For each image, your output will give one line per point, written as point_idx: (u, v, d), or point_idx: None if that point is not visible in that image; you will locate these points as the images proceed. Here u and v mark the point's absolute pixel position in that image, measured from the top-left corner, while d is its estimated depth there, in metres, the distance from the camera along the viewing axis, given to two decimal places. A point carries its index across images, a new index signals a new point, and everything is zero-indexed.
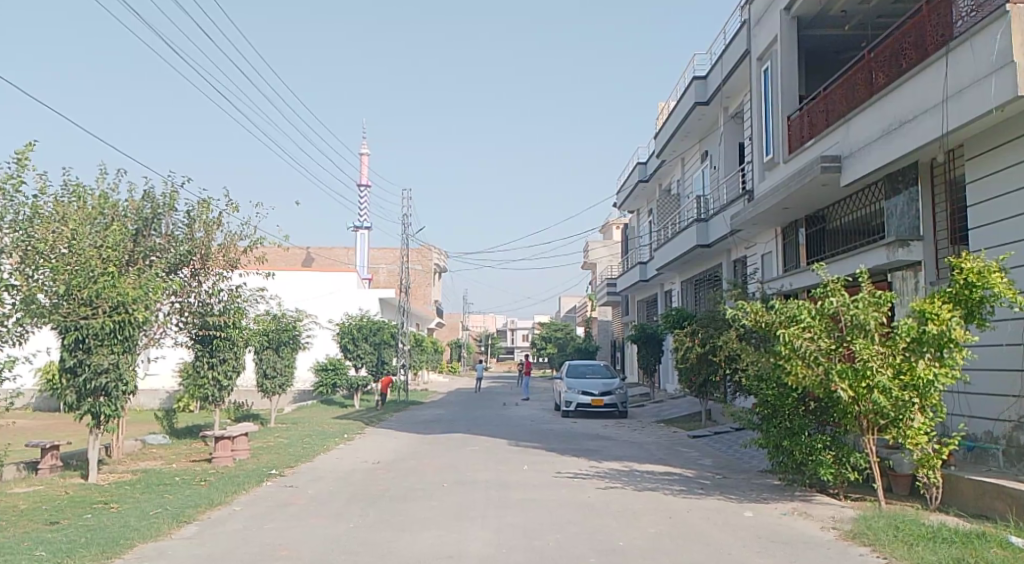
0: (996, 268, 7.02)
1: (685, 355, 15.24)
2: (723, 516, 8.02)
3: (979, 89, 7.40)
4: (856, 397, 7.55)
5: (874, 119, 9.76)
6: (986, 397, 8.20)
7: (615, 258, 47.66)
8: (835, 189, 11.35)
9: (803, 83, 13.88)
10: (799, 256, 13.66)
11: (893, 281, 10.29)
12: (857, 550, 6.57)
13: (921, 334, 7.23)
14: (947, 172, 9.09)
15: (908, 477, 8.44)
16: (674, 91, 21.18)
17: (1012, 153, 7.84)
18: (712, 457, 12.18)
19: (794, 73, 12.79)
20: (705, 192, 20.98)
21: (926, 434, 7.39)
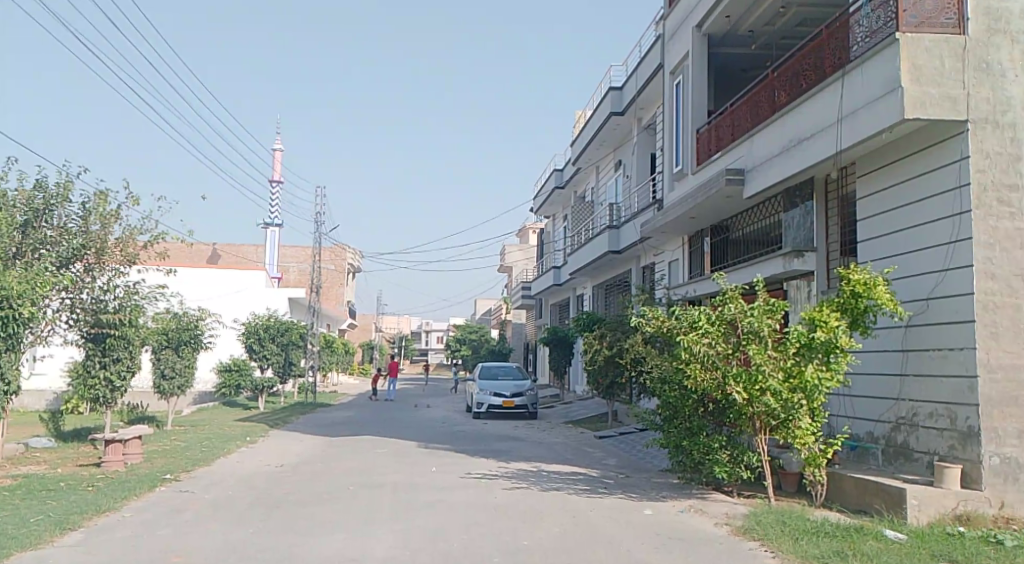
0: (880, 280, 7.49)
1: (593, 357, 15.46)
2: (625, 514, 8.17)
3: (871, 110, 7.77)
4: (750, 400, 7.83)
5: (774, 134, 10.19)
6: (867, 400, 8.57)
7: (529, 263, 48.02)
8: (738, 200, 11.75)
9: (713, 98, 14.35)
10: (704, 263, 14.08)
11: (788, 289, 10.70)
12: (748, 544, 6.83)
13: (809, 339, 7.58)
14: (839, 189, 9.52)
15: (796, 475, 8.82)
16: (592, 99, 21.56)
17: (889, 177, 8.23)
18: (616, 457, 12.45)
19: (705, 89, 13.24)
20: (618, 200, 21.40)
21: (813, 435, 7.71)
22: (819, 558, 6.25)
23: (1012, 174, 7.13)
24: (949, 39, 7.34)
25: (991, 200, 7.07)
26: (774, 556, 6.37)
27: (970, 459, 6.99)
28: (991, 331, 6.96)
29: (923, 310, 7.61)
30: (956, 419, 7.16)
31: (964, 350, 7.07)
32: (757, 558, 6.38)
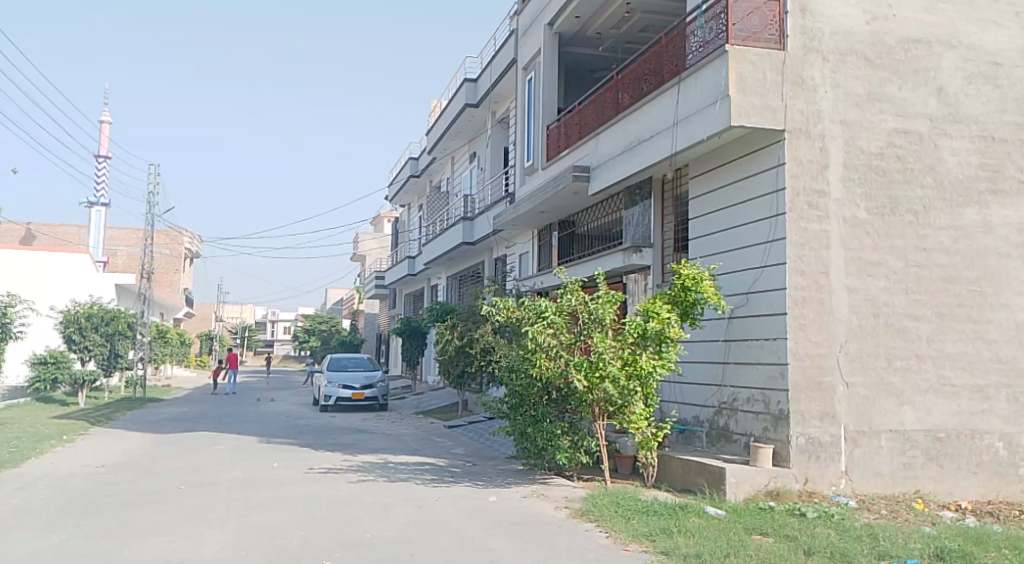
0: (706, 275, 8.10)
1: (444, 348, 15.62)
2: (468, 502, 8.40)
3: (701, 116, 8.27)
4: (590, 387, 8.22)
5: (617, 135, 10.70)
6: (693, 387, 9.21)
7: (383, 252, 47.57)
8: (585, 197, 12.20)
9: (563, 96, 14.80)
10: (552, 257, 14.54)
11: (628, 283, 11.26)
12: (584, 525, 7.21)
13: (644, 329, 8.03)
14: (676, 188, 10.12)
15: (631, 458, 9.38)
16: (448, 90, 21.64)
17: (717, 177, 8.80)
18: (464, 446, 12.68)
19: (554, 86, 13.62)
20: (473, 192, 21.62)
21: (646, 420, 8.20)
22: (647, 535, 6.70)
23: (821, 181, 7.84)
24: (770, 54, 7.88)
25: (802, 204, 7.75)
26: (607, 536, 6.77)
27: (781, 439, 7.68)
28: (800, 323, 7.67)
29: (744, 303, 8.25)
30: (770, 403, 7.84)
31: (777, 340, 7.75)
32: (591, 538, 6.75)
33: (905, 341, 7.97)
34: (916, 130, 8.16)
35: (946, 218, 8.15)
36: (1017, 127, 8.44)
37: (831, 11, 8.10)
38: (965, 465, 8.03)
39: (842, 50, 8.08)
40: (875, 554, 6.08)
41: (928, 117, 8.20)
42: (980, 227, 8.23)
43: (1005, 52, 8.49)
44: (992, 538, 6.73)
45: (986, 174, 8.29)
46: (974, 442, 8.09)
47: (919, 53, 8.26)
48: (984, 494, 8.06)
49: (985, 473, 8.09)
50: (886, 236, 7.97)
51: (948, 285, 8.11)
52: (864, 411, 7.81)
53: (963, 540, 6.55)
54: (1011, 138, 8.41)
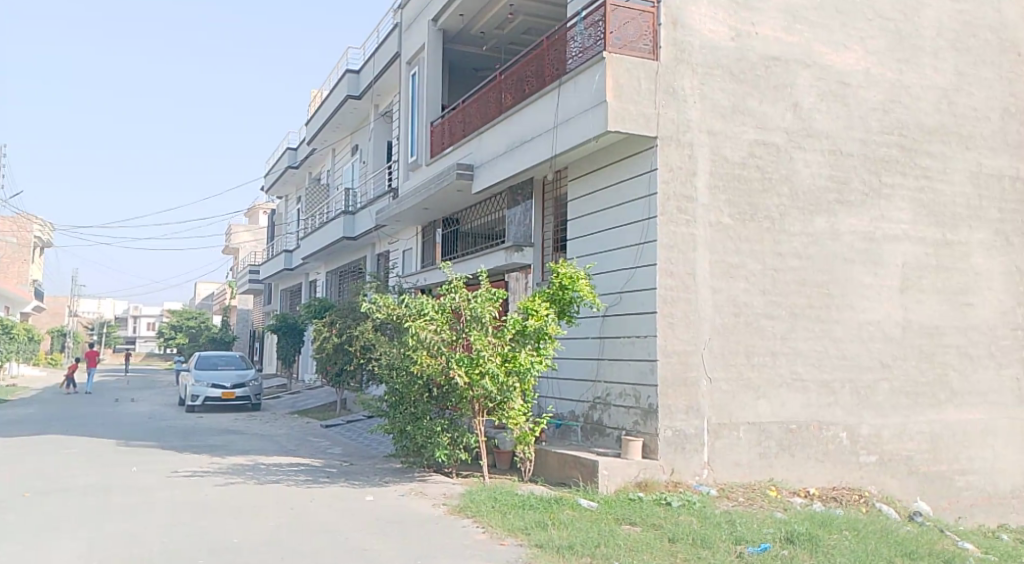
0: (583, 275, 8.41)
1: (322, 345, 15.37)
2: (344, 502, 8.35)
3: (579, 119, 8.52)
4: (470, 383, 8.32)
5: (497, 136, 10.81)
6: (568, 382, 9.50)
7: (259, 245, 46.11)
8: (469, 195, 12.24)
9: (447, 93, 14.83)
10: (435, 254, 14.56)
11: (509, 281, 11.43)
12: (461, 521, 7.33)
13: (523, 326, 8.25)
14: (556, 189, 10.37)
15: (509, 453, 9.59)
16: (329, 80, 21.24)
17: (595, 180, 9.11)
18: (340, 446, 12.56)
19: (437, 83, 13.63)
20: (354, 185, 21.33)
21: (524, 415, 8.44)
22: (522, 529, 6.89)
23: (689, 187, 8.27)
24: (644, 63, 8.23)
25: (672, 208, 8.16)
26: (484, 531, 6.91)
27: (650, 432, 8.06)
28: (669, 321, 8.07)
29: (618, 301, 8.60)
30: (640, 397, 8.20)
31: (648, 337, 8.13)
32: (467, 534, 6.88)
33: (762, 339, 8.53)
34: (774, 142, 8.73)
35: (799, 225, 8.76)
36: (863, 142, 9.18)
37: (700, 25, 8.54)
38: (813, 455, 8.68)
39: (709, 63, 8.53)
40: (733, 540, 6.51)
41: (784, 130, 8.80)
42: (828, 234, 8.90)
43: (853, 73, 9.20)
44: (835, 521, 7.33)
45: (835, 185, 8.98)
46: (821, 433, 8.75)
47: (778, 70, 8.84)
48: (830, 481, 8.74)
49: (830, 461, 8.77)
50: (745, 241, 8.50)
51: (801, 287, 8.73)
52: (725, 405, 8.30)
53: (810, 524, 7.11)
54: (857, 153, 9.13)
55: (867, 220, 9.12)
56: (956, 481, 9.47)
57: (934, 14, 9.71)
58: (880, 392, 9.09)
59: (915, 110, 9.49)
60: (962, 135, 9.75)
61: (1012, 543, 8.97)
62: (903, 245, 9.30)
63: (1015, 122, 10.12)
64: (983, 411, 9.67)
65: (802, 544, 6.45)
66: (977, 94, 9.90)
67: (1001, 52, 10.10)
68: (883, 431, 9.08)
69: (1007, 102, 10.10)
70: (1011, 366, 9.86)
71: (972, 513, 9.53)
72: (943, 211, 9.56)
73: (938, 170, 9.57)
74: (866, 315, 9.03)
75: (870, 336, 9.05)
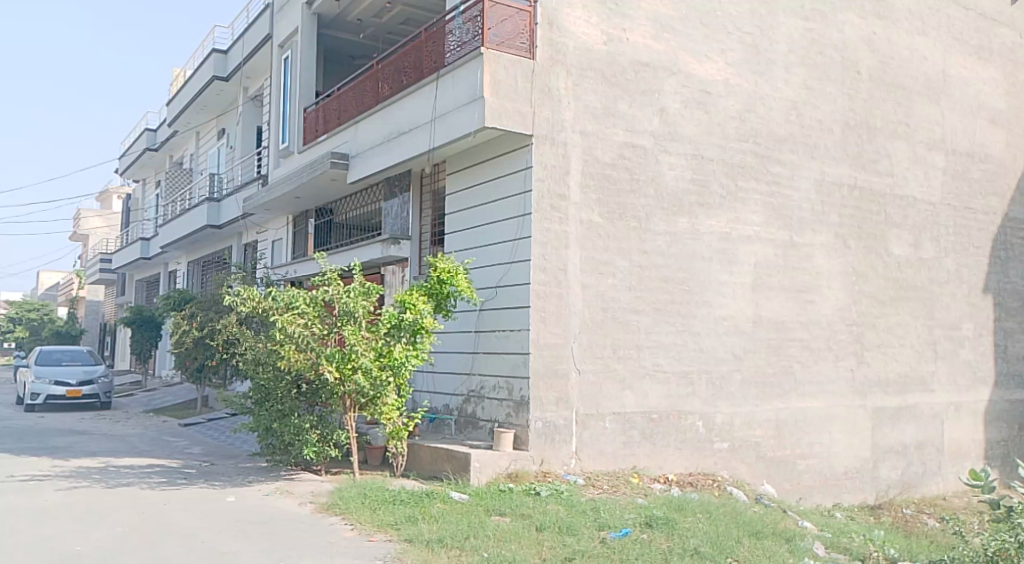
0: (461, 270, 8.50)
1: (181, 339, 14.62)
2: (203, 504, 8.04)
3: (458, 113, 8.58)
4: (342, 378, 8.21)
5: (371, 127, 10.67)
6: (442, 375, 9.55)
7: (109, 233, 43.28)
8: (343, 184, 11.97)
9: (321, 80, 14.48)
10: (307, 245, 14.18)
11: (386, 275, 11.29)
12: (329, 520, 7.23)
13: (399, 320, 8.22)
14: (433, 182, 10.38)
15: (381, 449, 9.53)
16: (194, 59, 20.25)
17: (473, 175, 9.21)
18: (200, 445, 12.03)
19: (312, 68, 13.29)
20: (219, 171, 20.42)
21: (397, 410, 8.42)
22: (392, 525, 6.87)
23: (562, 185, 8.52)
24: (521, 61, 8.40)
25: (546, 206, 8.38)
26: (352, 529, 6.85)
27: (521, 424, 8.25)
28: (542, 315, 8.29)
29: (494, 296, 8.73)
30: (513, 390, 8.38)
31: (522, 331, 8.31)
32: (335, 532, 6.80)
33: (628, 333, 8.91)
34: (641, 145, 9.13)
35: (663, 224, 9.21)
36: (721, 148, 9.75)
37: (574, 28, 8.80)
38: (672, 442, 9.16)
39: (582, 65, 8.81)
40: (597, 527, 6.77)
41: (651, 133, 9.21)
42: (690, 234, 9.40)
43: (714, 82, 9.76)
44: (690, 504, 7.78)
45: (695, 188, 9.49)
46: (680, 421, 9.24)
47: (646, 76, 9.25)
48: (687, 467, 9.25)
49: (687, 448, 9.28)
50: (613, 239, 8.84)
51: (664, 284, 9.18)
52: (593, 396, 8.61)
53: (668, 508, 7.51)
54: (716, 158, 9.70)
55: (724, 221, 9.70)
56: (798, 464, 10.25)
57: (786, 31, 10.45)
58: (733, 382, 9.70)
59: (768, 120, 10.18)
60: (808, 145, 10.55)
61: (845, 520, 9.80)
62: (756, 245, 9.96)
63: (854, 135, 11.04)
64: (822, 400, 10.51)
65: (660, 528, 6.80)
66: (822, 108, 10.72)
67: (843, 70, 10.99)
68: (734, 419, 9.70)
69: (848, 116, 11.00)
70: (846, 358, 10.77)
71: (811, 494, 10.34)
72: (790, 215, 10.31)
73: (787, 176, 10.31)
74: (722, 310, 9.62)
75: (725, 331, 9.64)
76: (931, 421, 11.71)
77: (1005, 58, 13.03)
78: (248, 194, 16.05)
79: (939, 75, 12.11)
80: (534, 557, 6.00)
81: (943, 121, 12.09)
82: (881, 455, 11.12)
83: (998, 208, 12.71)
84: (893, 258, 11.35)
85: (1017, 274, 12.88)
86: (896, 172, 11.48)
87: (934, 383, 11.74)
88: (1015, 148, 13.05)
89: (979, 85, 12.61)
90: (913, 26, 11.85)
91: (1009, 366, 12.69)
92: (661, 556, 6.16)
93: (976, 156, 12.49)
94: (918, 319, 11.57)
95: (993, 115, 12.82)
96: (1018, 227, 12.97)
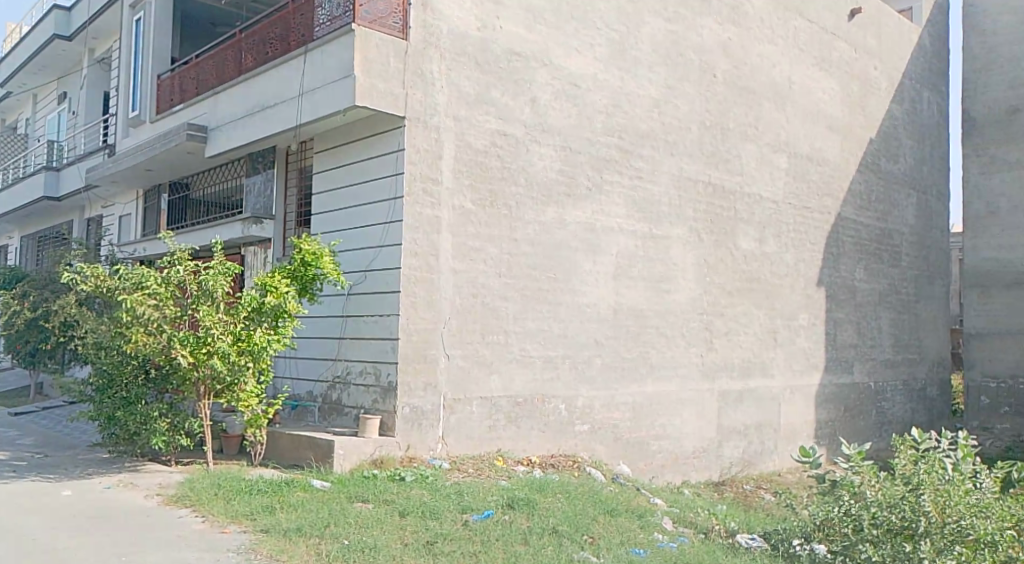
0: (327, 252, 8.28)
1: (10, 320, 13.37)
2: (35, 500, 7.41)
3: (327, 90, 8.31)
4: (195, 363, 7.77)
5: (230, 99, 10.12)
6: (305, 361, 9.28)
7: None
8: (199, 158, 11.32)
9: (177, 46, 13.62)
10: (159, 222, 13.33)
11: (246, 255, 10.72)
12: (178, 512, 6.83)
13: (260, 304, 7.85)
14: (299, 160, 10.01)
15: (239, 437, 9.15)
16: (31, 15, 18.52)
17: (343, 155, 8.96)
18: (32, 435, 11.08)
19: (167, 33, 12.47)
20: (58, 138, 18.82)
21: (256, 397, 8.10)
22: (248, 515, 6.58)
23: (434, 170, 8.45)
24: (394, 42, 8.24)
25: (417, 190, 8.29)
26: (204, 521, 6.49)
27: (388, 410, 8.15)
28: (411, 300, 8.21)
29: (362, 280, 8.57)
30: (380, 375, 8.27)
31: (391, 316, 8.20)
32: (185, 525, 6.43)
33: (496, 319, 9.00)
34: (513, 134, 9.20)
35: (533, 213, 9.35)
36: (588, 141, 9.99)
37: (449, 13, 8.73)
38: (536, 426, 9.36)
39: (456, 50, 8.76)
40: (459, 510, 6.78)
41: (523, 123, 9.31)
42: (557, 224, 9.60)
43: (583, 76, 9.98)
44: (551, 485, 7.96)
45: (564, 179, 9.69)
46: (544, 405, 9.46)
47: (518, 66, 9.32)
48: (549, 449, 9.48)
49: (550, 431, 9.51)
50: (484, 226, 8.88)
51: (532, 271, 9.33)
52: (461, 381, 8.64)
53: (529, 489, 7.65)
54: (584, 151, 9.94)
55: (589, 212, 9.97)
56: (652, 445, 10.75)
57: (651, 31, 10.83)
58: (594, 368, 10.02)
59: (632, 116, 10.53)
60: (668, 142, 11.01)
61: (693, 496, 10.38)
62: (618, 236, 10.31)
63: (709, 134, 11.62)
64: (675, 383, 11.06)
65: (521, 508, 6.91)
66: (681, 107, 11.21)
67: (701, 72, 11.53)
68: (595, 402, 10.03)
69: (705, 117, 11.56)
70: (697, 345, 11.38)
71: (662, 472, 10.88)
72: (650, 208, 10.74)
73: (648, 171, 10.73)
74: (586, 298, 9.90)
75: (588, 318, 9.94)
76: (770, 403, 12.59)
77: (841, 71, 14.10)
78: (93, 164, 14.88)
79: (786, 82, 12.95)
80: (396, 542, 5.88)
81: (787, 126, 12.95)
82: (726, 435, 11.85)
83: (832, 208, 13.77)
84: (741, 252, 12.07)
85: (846, 269, 14.03)
86: (746, 171, 12.19)
87: (773, 368, 12.62)
88: (848, 153, 14.17)
89: (818, 93, 13.59)
90: (764, 35, 12.59)
91: (836, 353, 13.83)
92: (523, 537, 6.24)
93: (815, 159, 13.47)
94: (761, 309, 12.38)
95: (830, 122, 13.86)
96: (848, 226, 14.12)
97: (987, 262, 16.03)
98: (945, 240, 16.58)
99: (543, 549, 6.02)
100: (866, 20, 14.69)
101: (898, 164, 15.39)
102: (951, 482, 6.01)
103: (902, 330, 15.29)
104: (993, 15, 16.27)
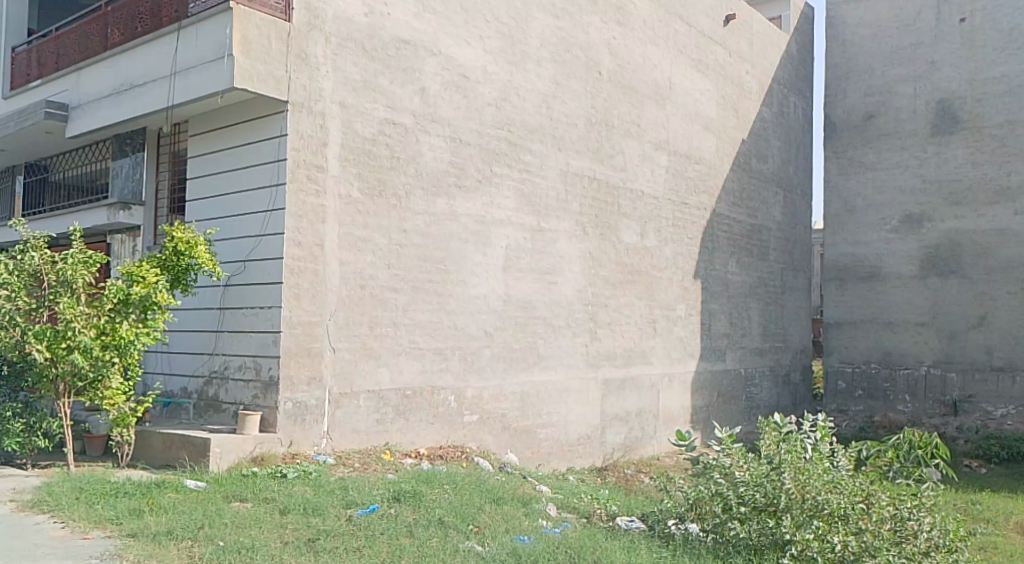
0: (201, 241, 7.88)
1: None
2: None
3: (203, 70, 7.88)
4: (53, 359, 7.18)
5: (95, 76, 9.45)
6: (178, 355, 8.81)
7: None
8: (60, 139, 10.54)
9: (33, 18, 12.63)
10: (12, 207, 12.34)
11: (112, 244, 10.09)
12: (33, 519, 6.29)
13: (126, 295, 7.37)
14: (172, 143, 9.47)
15: (103, 437, 8.57)
16: None
17: (222, 139, 8.54)
18: None
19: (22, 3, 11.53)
20: None
21: (124, 395, 7.57)
22: (114, 520, 6.15)
23: (320, 156, 8.19)
24: (277, 23, 7.91)
25: (301, 177, 8.00)
26: (63, 527, 6.01)
27: (269, 406, 7.85)
28: (294, 292, 7.93)
29: (241, 270, 8.21)
30: (260, 370, 7.96)
31: (272, 308, 7.89)
32: (40, 532, 5.93)
33: (385, 311, 8.83)
34: (402, 123, 9.05)
35: (422, 204, 9.23)
36: (478, 133, 9.95)
37: None
38: (424, 417, 9.25)
39: (342, 35, 8.50)
40: (343, 505, 6.60)
41: (412, 112, 9.17)
42: (447, 215, 9.52)
43: (473, 67, 9.92)
44: (439, 476, 7.89)
45: (454, 170, 9.62)
46: (432, 397, 9.37)
47: (407, 54, 9.16)
48: (437, 440, 9.39)
49: (438, 422, 9.43)
50: (372, 216, 8.69)
51: (421, 262, 9.21)
52: (347, 374, 8.43)
53: (416, 482, 7.54)
54: (473, 143, 9.89)
55: (479, 204, 9.95)
56: (538, 433, 10.86)
57: (539, 27, 10.88)
58: (483, 358, 10.01)
59: (520, 110, 10.57)
60: (555, 137, 11.11)
61: (578, 482, 10.55)
62: (507, 229, 10.34)
63: (595, 131, 11.81)
64: (561, 373, 11.21)
65: (407, 501, 6.80)
66: (568, 103, 11.34)
67: (587, 69, 11.70)
68: (483, 393, 10.03)
69: (590, 114, 11.74)
70: (582, 335, 11.57)
71: (548, 460, 11.01)
72: (538, 201, 10.83)
73: (536, 165, 10.81)
74: (474, 290, 9.88)
75: (477, 310, 9.92)
76: (650, 391, 12.97)
77: (716, 73, 14.65)
78: None
79: (666, 82, 13.33)
80: (275, 540, 5.66)
81: (667, 125, 13.34)
82: (608, 421, 12.11)
83: (707, 205, 14.31)
84: (624, 245, 12.36)
85: (720, 263, 14.63)
86: (629, 168, 12.48)
87: (653, 357, 13.00)
88: (723, 153, 14.76)
89: (697, 94, 14.06)
90: (646, 36, 12.90)
91: (711, 342, 14.41)
92: (408, 529, 6.14)
93: (692, 158, 13.95)
94: (642, 300, 12.73)
95: (707, 122, 14.38)
96: (722, 222, 14.71)
97: (844, 257, 17.10)
98: (808, 236, 17.56)
99: (428, 540, 5.94)
100: (741, 25, 15.31)
101: (768, 164, 16.16)
102: (808, 461, 7.32)
103: (770, 320, 16.09)
104: (852, 27, 17.32)
